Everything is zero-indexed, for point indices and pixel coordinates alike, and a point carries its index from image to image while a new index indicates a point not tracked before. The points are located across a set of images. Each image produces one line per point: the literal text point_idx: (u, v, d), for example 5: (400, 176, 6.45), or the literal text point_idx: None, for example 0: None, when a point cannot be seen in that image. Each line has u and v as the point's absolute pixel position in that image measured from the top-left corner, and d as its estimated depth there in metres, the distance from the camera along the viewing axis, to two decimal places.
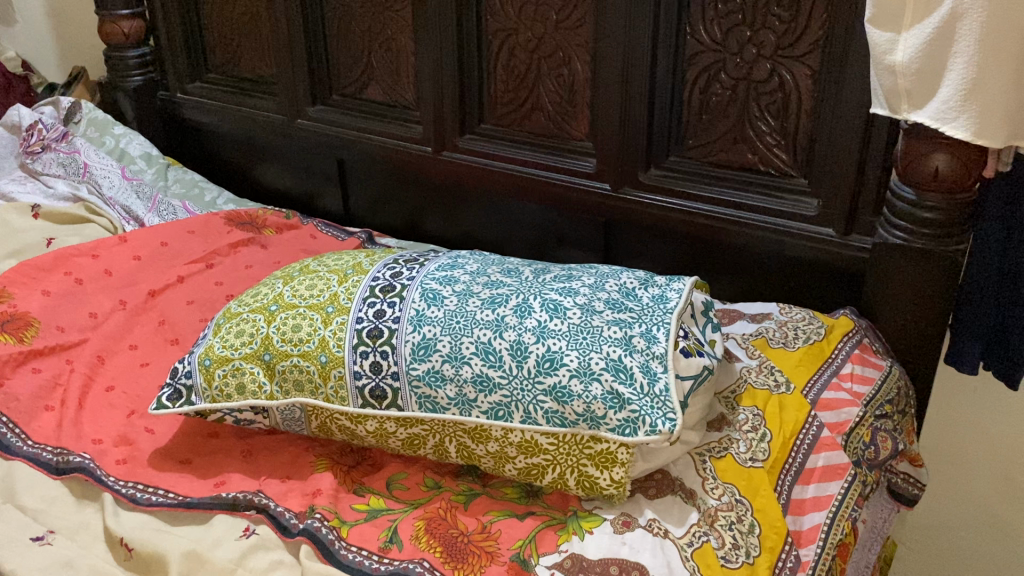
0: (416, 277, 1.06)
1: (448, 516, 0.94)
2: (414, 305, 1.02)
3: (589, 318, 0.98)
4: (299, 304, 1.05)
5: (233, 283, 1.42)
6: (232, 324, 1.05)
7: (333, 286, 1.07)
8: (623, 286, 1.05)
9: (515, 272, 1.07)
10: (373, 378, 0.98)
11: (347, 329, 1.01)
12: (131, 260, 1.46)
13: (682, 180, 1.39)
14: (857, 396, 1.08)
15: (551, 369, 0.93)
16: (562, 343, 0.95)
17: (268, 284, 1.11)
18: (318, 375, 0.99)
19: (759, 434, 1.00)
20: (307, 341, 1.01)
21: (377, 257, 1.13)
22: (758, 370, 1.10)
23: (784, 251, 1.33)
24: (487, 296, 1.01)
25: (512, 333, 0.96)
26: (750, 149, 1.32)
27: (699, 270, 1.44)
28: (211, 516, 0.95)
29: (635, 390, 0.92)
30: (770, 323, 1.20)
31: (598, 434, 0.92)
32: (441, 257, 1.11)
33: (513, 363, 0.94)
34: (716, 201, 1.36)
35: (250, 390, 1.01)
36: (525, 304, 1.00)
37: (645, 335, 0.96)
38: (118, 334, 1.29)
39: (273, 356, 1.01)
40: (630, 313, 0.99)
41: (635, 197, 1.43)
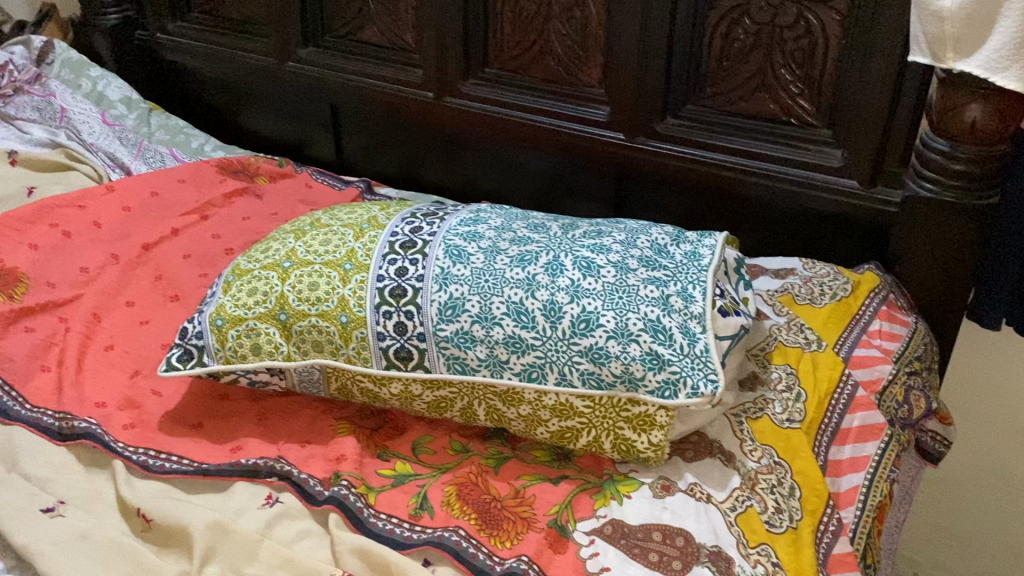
0: (437, 233, 1.01)
1: (479, 481, 0.91)
2: (438, 263, 0.97)
3: (623, 277, 0.94)
4: (314, 261, 1.00)
5: (232, 235, 1.35)
6: (243, 282, 1.00)
7: (349, 242, 1.02)
8: (654, 243, 1.01)
9: (541, 227, 1.02)
10: (397, 339, 0.93)
11: (368, 287, 0.96)
12: (121, 211, 1.38)
13: (700, 130, 1.35)
14: (887, 353, 1.06)
15: (587, 330, 0.90)
16: (597, 302, 0.91)
17: (278, 239, 1.05)
18: (338, 335, 0.95)
19: (794, 393, 0.98)
20: (326, 300, 0.96)
21: (392, 210, 1.08)
22: (787, 327, 1.07)
23: (805, 204, 1.30)
24: (515, 253, 0.97)
25: (544, 293, 0.92)
26: (773, 97, 1.27)
27: (714, 222, 1.41)
28: (231, 483, 0.91)
29: (675, 350, 0.89)
30: (794, 279, 1.18)
31: (636, 396, 0.89)
32: (461, 211, 1.06)
33: (547, 324, 0.91)
34: (735, 151, 1.32)
35: (266, 351, 0.96)
36: (555, 261, 0.95)
37: (681, 295, 0.93)
38: (114, 290, 1.22)
39: (290, 316, 0.96)
40: (664, 271, 0.96)
41: (652, 147, 1.38)
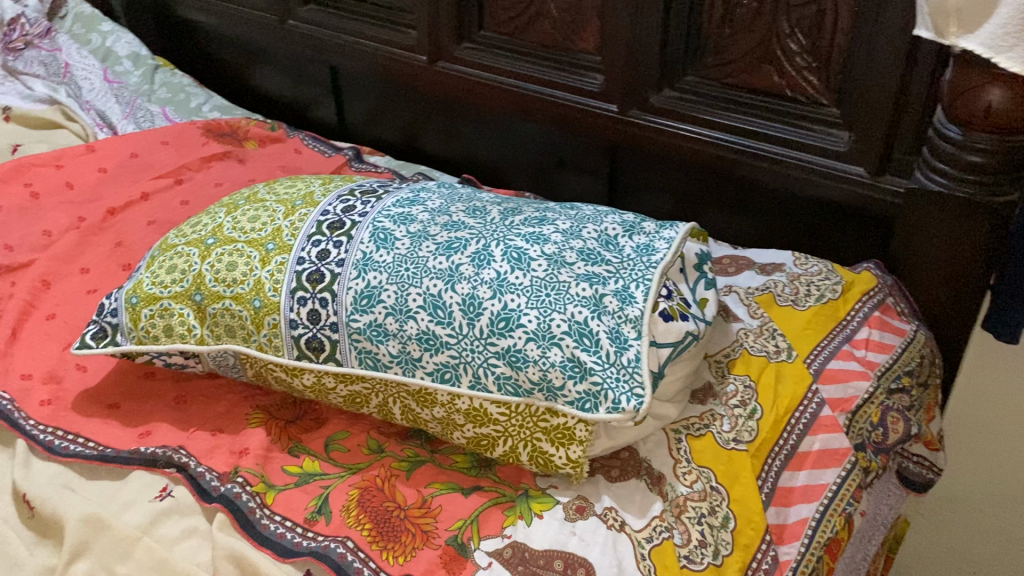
0: (369, 214, 0.94)
1: (385, 486, 0.84)
2: (362, 247, 0.90)
3: (555, 272, 0.85)
4: (237, 239, 0.94)
5: (200, 201, 1.30)
6: (165, 258, 0.95)
7: (278, 220, 0.95)
8: (603, 234, 0.91)
9: (481, 211, 0.93)
10: (310, 328, 0.87)
11: (286, 270, 0.90)
12: (96, 173, 1.36)
13: (699, 104, 1.22)
14: (868, 368, 0.94)
15: (507, 329, 0.82)
16: (521, 300, 0.83)
17: (210, 213, 1.00)
18: (250, 321, 0.89)
19: (748, 410, 0.87)
20: (241, 282, 0.90)
21: (332, 185, 1.00)
22: (758, 333, 0.96)
23: (808, 191, 1.17)
24: (443, 239, 0.89)
25: (466, 286, 0.84)
26: (777, 70, 1.13)
27: (714, 204, 1.29)
28: (129, 472, 0.86)
29: (599, 358, 0.79)
30: (779, 276, 1.06)
31: (554, 407, 0.80)
32: (402, 190, 0.98)
33: (464, 322, 0.83)
34: (734, 129, 1.19)
35: (179, 333, 0.91)
36: (485, 250, 0.87)
37: (617, 295, 0.83)
38: (70, 255, 1.19)
39: (204, 297, 0.90)
40: (606, 267, 0.86)
41: (646, 121, 1.27)
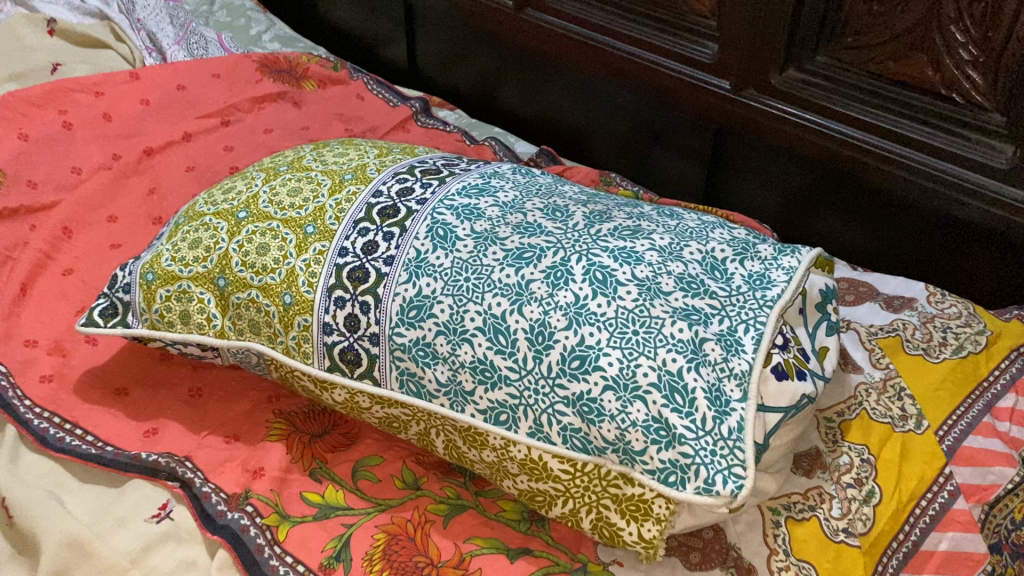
0: (428, 201, 0.79)
1: (417, 535, 0.71)
2: (416, 244, 0.75)
3: (647, 304, 0.69)
4: (273, 216, 0.80)
5: (246, 148, 1.16)
6: (189, 229, 0.81)
7: (322, 197, 0.81)
8: (708, 255, 0.75)
9: (562, 212, 0.77)
10: (346, 336, 0.73)
11: (325, 262, 0.76)
12: (138, 105, 1.23)
13: (827, 91, 1.03)
14: (1012, 448, 0.76)
15: (581, 372, 0.67)
16: (603, 335, 0.68)
17: (246, 178, 0.86)
18: (278, 319, 0.75)
19: (863, 491, 0.72)
20: (272, 271, 0.76)
21: (390, 159, 0.85)
22: (880, 391, 0.79)
23: (948, 210, 0.98)
24: (514, 245, 0.73)
25: (536, 310, 0.69)
26: (932, 62, 0.93)
27: (829, 208, 1.11)
28: (127, 480, 0.75)
29: (692, 424, 0.64)
30: (910, 315, 0.88)
31: (630, 474, 0.65)
32: (470, 174, 0.83)
33: (529, 355, 0.68)
34: (867, 126, 1.00)
35: (196, 322, 0.78)
36: (562, 266, 0.71)
37: (720, 342, 0.68)
38: (98, 200, 1.07)
39: (229, 283, 0.77)
40: (710, 301, 0.70)
41: (762, 105, 1.08)
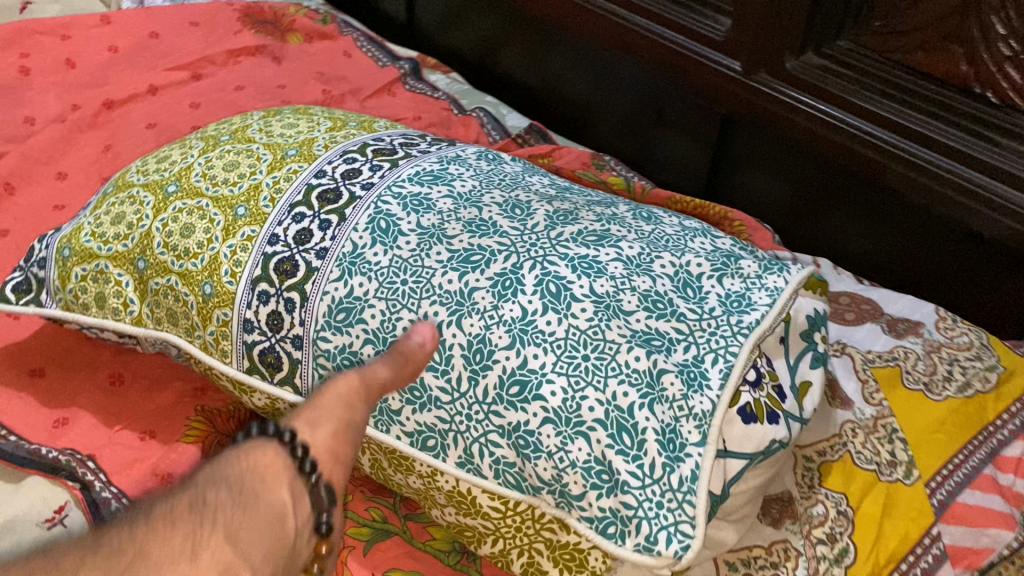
0: (374, 187, 0.70)
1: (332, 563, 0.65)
2: (354, 236, 0.67)
3: (604, 325, 0.60)
4: (203, 193, 0.72)
5: (213, 107, 1.08)
6: (115, 201, 0.74)
7: (259, 174, 0.72)
8: (682, 269, 0.66)
9: (522, 208, 0.68)
10: (267, 336, 0.66)
11: (252, 250, 0.68)
12: (106, 52, 1.15)
13: (847, 81, 0.93)
14: (1014, 505, 0.68)
15: (520, 399, 0.58)
16: (548, 359, 0.59)
17: (184, 145, 0.78)
18: (196, 311, 0.68)
19: (836, 550, 0.63)
20: (194, 256, 0.69)
21: (342, 134, 0.77)
22: (868, 431, 0.70)
23: (969, 222, 0.87)
24: (462, 245, 0.65)
25: (476, 323, 0.61)
26: (968, 54, 0.83)
27: (840, 209, 1.00)
28: (26, 476, 0.69)
29: (639, 470, 0.56)
30: (914, 342, 0.79)
31: (566, 519, 0.58)
32: (428, 157, 0.74)
33: (464, 376, 0.60)
34: (886, 123, 0.89)
35: (112, 306, 0.71)
36: (512, 274, 0.63)
37: (682, 375, 0.59)
38: (47, 155, 1.00)
39: (148, 266, 0.70)
40: (676, 325, 0.62)
41: (774, 91, 0.97)
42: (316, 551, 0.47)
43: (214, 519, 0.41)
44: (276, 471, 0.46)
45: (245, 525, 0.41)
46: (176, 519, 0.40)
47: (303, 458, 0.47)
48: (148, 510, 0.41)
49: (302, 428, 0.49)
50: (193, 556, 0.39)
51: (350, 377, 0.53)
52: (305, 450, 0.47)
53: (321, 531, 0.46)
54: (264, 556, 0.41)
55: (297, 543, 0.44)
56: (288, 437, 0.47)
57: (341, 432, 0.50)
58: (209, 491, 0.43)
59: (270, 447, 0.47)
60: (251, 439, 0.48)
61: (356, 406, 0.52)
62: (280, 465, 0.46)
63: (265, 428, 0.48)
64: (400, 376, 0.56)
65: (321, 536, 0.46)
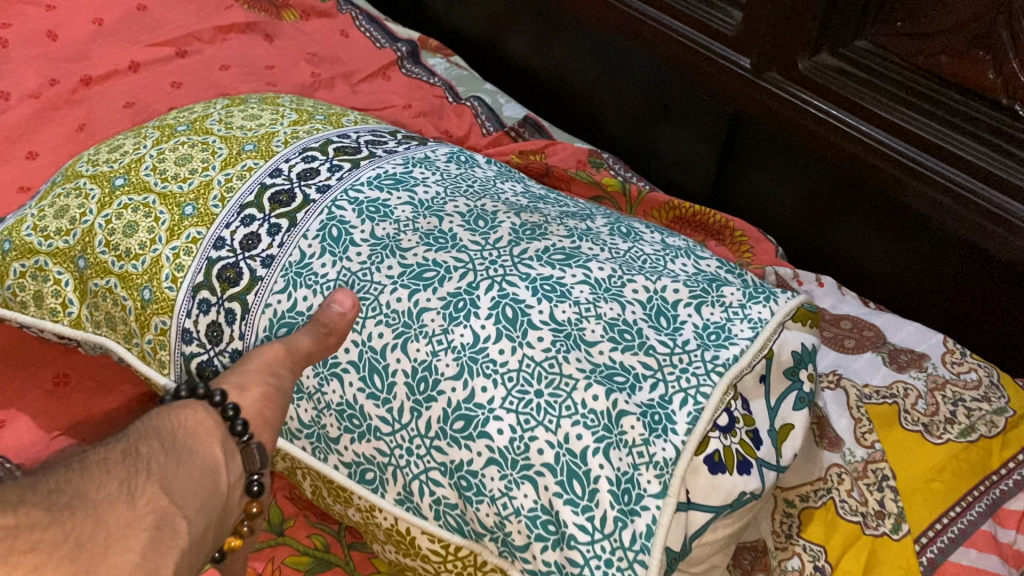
0: (330, 190, 0.65)
1: None
2: (303, 244, 0.62)
3: (562, 357, 0.55)
4: (150, 188, 0.67)
5: (195, 87, 1.03)
6: (62, 192, 0.69)
7: (211, 170, 0.67)
8: (656, 295, 0.60)
9: (486, 219, 0.63)
10: (206, 349, 0.61)
11: (196, 254, 0.63)
12: (90, 25, 1.08)
13: (862, 84, 0.86)
14: (1013, 567, 0.62)
15: (464, 436, 0.53)
16: (497, 393, 0.54)
17: (139, 135, 0.73)
18: (135, 317, 0.64)
19: None
20: (135, 258, 0.64)
21: (306, 129, 0.72)
22: (856, 477, 0.65)
23: (990, 247, 0.80)
24: (416, 259, 0.60)
25: (423, 348, 0.56)
26: (996, 62, 0.76)
27: (853, 221, 0.93)
28: None
29: (588, 524, 0.51)
30: (916, 377, 0.73)
31: (509, 570, 0.54)
32: (393, 158, 0.69)
33: (406, 407, 0.55)
34: (900, 132, 0.82)
35: (49, 307, 0.67)
36: (467, 295, 0.57)
37: (644, 418, 0.54)
38: (18, 132, 0.96)
39: (88, 265, 0.65)
40: (643, 360, 0.56)
41: (784, 93, 0.91)
42: (247, 506, 0.49)
43: (149, 469, 0.41)
44: (207, 430, 0.47)
45: (177, 475, 0.42)
46: (110, 466, 0.40)
47: (235, 421, 0.49)
48: (81, 461, 0.41)
49: (232, 393, 0.51)
50: (130, 497, 0.39)
51: (274, 347, 0.54)
52: (237, 417, 0.49)
53: (251, 485, 0.48)
54: (197, 503, 0.42)
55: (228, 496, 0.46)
56: (218, 400, 0.49)
57: (267, 399, 0.52)
58: (142, 444, 0.43)
59: (203, 410, 0.48)
60: (174, 403, 0.49)
61: (280, 373, 0.53)
62: (212, 428, 0.48)
63: (194, 388, 0.49)
64: (323, 349, 0.54)
65: (252, 495, 0.48)
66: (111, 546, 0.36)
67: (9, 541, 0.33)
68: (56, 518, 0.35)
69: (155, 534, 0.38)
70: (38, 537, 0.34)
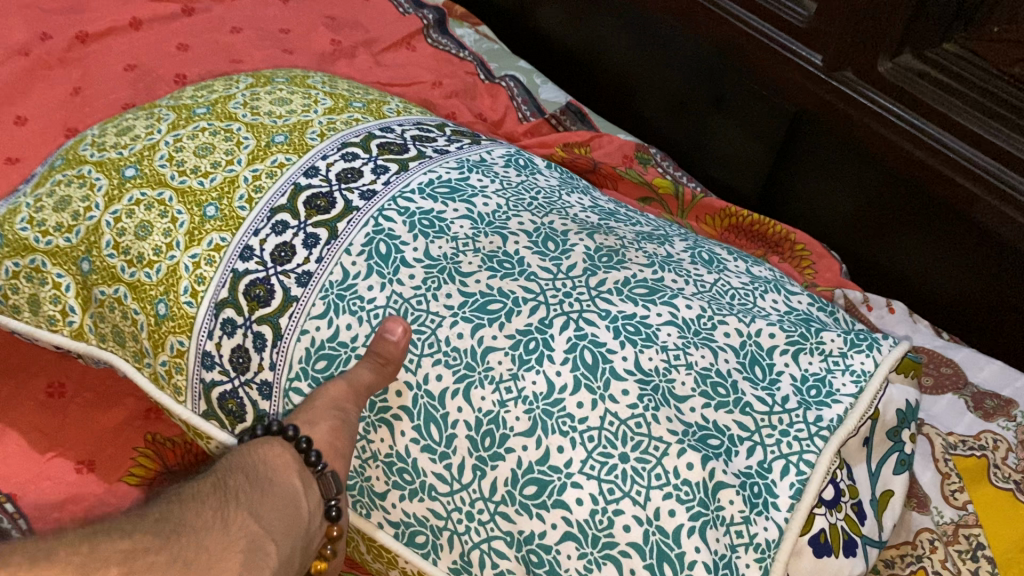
0: (377, 196, 0.56)
1: None
2: (345, 260, 0.53)
3: (649, 415, 0.48)
4: (166, 181, 0.58)
5: (203, 51, 0.93)
6: (62, 180, 0.60)
7: (235, 163, 0.58)
8: (750, 340, 0.52)
9: (556, 241, 0.55)
10: (230, 376, 0.53)
11: (219, 265, 0.54)
12: None
13: (943, 90, 0.76)
14: None
15: (536, 504, 0.46)
16: (576, 455, 0.47)
17: (151, 116, 0.64)
18: (147, 333, 0.55)
19: None
20: (150, 265, 0.55)
21: (342, 120, 0.63)
22: (947, 542, 0.59)
23: None
24: (478, 288, 0.52)
25: (489, 396, 0.49)
26: None
27: (915, 237, 0.82)
28: None
29: None
30: (1006, 427, 0.66)
31: None
32: (446, 159, 0.60)
33: (467, 464, 0.48)
34: (984, 145, 0.73)
35: (48, 316, 0.59)
36: (539, 334, 0.50)
37: (743, 491, 0.47)
38: (6, 94, 0.86)
39: (93, 269, 0.57)
40: (740, 420, 0.49)
41: (857, 95, 0.81)
42: (327, 532, 0.48)
43: (237, 498, 0.42)
44: (285, 464, 0.47)
45: (264, 505, 0.43)
46: (203, 496, 0.41)
47: (309, 451, 0.47)
48: (174, 495, 0.42)
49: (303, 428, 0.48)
50: (223, 523, 0.40)
51: (336, 383, 0.49)
52: (310, 446, 0.47)
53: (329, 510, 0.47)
54: (283, 530, 0.42)
55: (310, 522, 0.45)
56: (291, 433, 0.48)
57: (338, 431, 0.48)
58: (228, 475, 0.44)
59: (277, 446, 0.48)
60: (252, 442, 0.48)
61: (346, 408, 0.48)
62: (289, 462, 0.47)
63: (267, 425, 0.49)
64: (382, 380, 0.49)
65: (331, 521, 0.47)
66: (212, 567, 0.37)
67: (131, 561, 0.36)
68: (166, 541, 0.37)
69: (248, 557, 0.39)
70: (152, 559, 0.36)
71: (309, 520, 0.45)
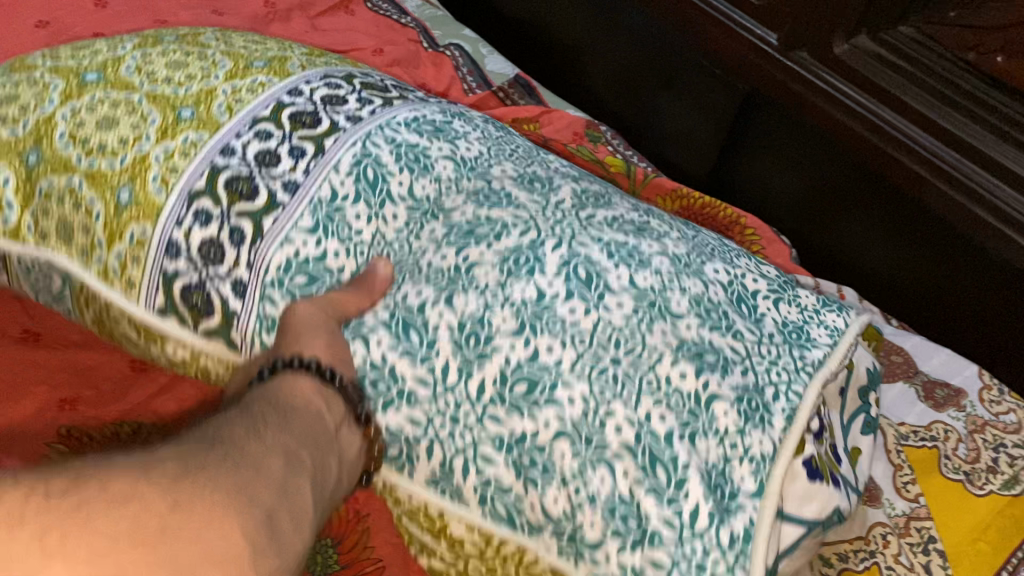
0: (365, 122, 0.56)
1: None
2: (333, 177, 0.52)
3: (643, 327, 0.47)
4: (135, 88, 0.56)
5: (138, 17, 0.92)
6: (9, 82, 0.58)
7: (212, 79, 0.57)
8: (736, 281, 0.53)
9: (541, 183, 0.55)
10: (193, 270, 0.50)
11: (194, 156, 0.52)
12: None
13: (899, 74, 0.83)
14: None
15: (528, 403, 0.44)
16: (566, 355, 0.45)
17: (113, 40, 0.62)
18: (102, 223, 0.51)
19: None
20: (112, 154, 0.53)
21: (317, 62, 0.62)
22: (901, 534, 0.59)
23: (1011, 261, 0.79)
24: (464, 218, 0.51)
25: (472, 302, 0.47)
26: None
27: (859, 216, 0.91)
28: None
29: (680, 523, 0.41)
30: (954, 418, 0.68)
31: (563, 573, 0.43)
32: (430, 105, 0.60)
33: (453, 366, 0.45)
34: (930, 128, 0.81)
35: None
36: (529, 251, 0.49)
37: (739, 403, 0.45)
38: None
39: (41, 160, 0.54)
40: (732, 343, 0.48)
41: (815, 75, 0.88)
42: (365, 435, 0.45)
43: (263, 416, 0.39)
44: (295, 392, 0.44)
45: (290, 423, 0.40)
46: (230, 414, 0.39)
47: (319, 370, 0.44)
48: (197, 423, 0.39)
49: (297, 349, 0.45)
50: (257, 434, 0.37)
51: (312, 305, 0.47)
52: (321, 365, 0.44)
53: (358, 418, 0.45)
54: (315, 443, 0.40)
55: (343, 433, 0.43)
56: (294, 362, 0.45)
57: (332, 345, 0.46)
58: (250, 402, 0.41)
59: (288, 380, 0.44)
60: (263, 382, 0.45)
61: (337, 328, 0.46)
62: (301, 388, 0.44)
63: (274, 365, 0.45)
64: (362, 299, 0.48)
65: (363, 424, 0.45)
66: (258, 468, 0.34)
67: (189, 459, 0.32)
68: (212, 446, 0.34)
69: (289, 463, 0.37)
70: (205, 458, 0.33)
71: (340, 435, 0.43)
